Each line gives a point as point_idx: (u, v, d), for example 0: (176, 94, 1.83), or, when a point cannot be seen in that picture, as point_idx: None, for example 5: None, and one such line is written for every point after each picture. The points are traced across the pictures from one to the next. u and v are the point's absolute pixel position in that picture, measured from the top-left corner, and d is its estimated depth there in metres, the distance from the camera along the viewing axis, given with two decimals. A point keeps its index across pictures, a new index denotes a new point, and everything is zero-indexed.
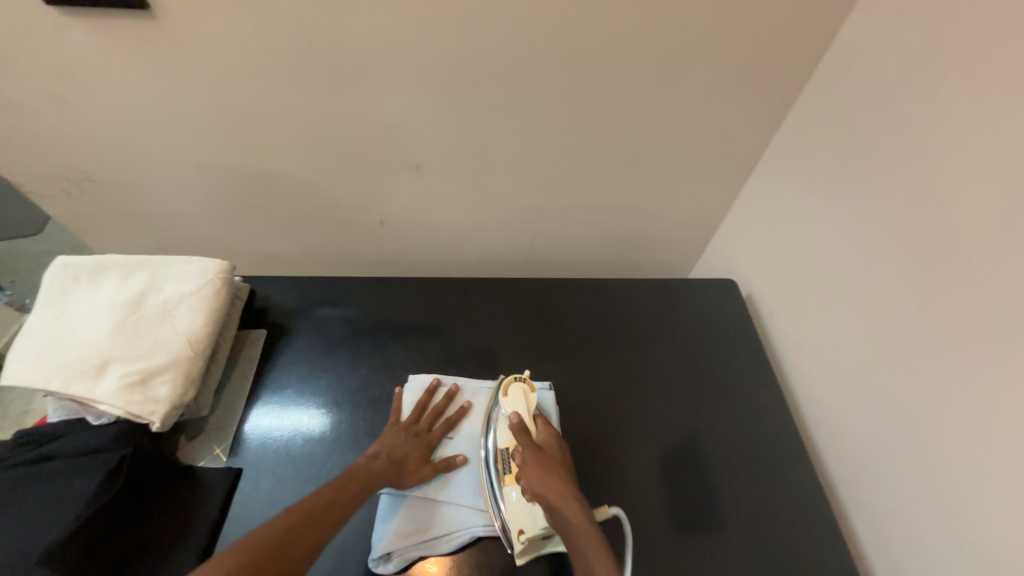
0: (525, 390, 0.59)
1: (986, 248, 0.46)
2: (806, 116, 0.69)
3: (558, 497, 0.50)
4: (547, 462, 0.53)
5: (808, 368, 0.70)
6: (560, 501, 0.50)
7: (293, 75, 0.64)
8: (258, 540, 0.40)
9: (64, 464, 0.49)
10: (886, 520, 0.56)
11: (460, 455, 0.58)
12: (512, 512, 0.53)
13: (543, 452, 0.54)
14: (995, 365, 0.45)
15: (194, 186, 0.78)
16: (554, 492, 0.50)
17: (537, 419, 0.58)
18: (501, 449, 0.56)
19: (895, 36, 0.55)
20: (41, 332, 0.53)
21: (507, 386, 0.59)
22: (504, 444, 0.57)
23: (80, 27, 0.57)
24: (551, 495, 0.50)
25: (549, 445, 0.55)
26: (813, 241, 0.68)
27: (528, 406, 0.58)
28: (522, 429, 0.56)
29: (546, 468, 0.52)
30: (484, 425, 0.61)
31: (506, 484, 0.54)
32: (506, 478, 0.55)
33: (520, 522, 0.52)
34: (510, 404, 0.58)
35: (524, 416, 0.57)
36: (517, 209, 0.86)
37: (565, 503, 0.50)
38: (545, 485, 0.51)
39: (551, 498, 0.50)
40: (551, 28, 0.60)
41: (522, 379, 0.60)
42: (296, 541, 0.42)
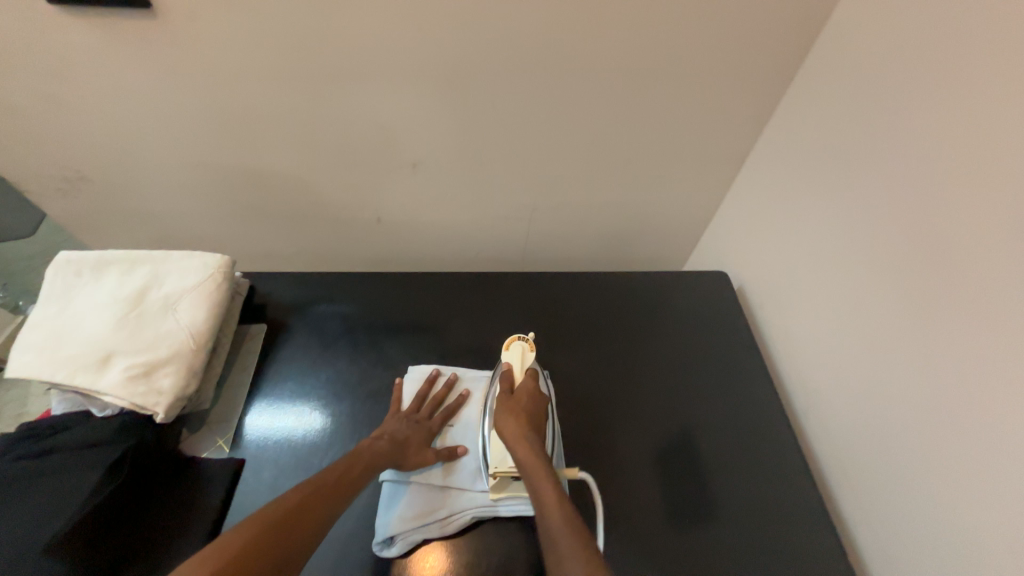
0: (524, 348, 0.62)
1: (967, 236, 0.48)
2: (794, 112, 0.71)
3: (517, 435, 0.53)
4: (518, 405, 0.56)
5: (799, 359, 0.71)
6: (518, 438, 0.53)
7: (290, 73, 0.65)
8: (264, 517, 0.42)
9: (65, 458, 0.49)
10: (875, 505, 0.58)
11: (462, 445, 0.59)
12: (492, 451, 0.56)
13: (519, 397, 0.58)
14: (977, 350, 0.47)
15: (192, 184, 0.79)
16: (514, 432, 0.54)
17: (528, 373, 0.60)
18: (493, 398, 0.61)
19: (879, 32, 0.56)
20: (45, 325, 0.54)
21: (509, 342, 0.63)
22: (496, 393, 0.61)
23: (79, 26, 0.58)
24: (512, 433, 0.54)
25: (523, 394, 0.58)
26: (801, 234, 0.69)
27: (522, 361, 0.61)
28: (505, 378, 0.60)
29: (513, 410, 0.56)
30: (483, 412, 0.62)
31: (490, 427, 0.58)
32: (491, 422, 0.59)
33: (496, 458, 0.55)
34: (507, 356, 0.61)
35: (514, 367, 0.61)
36: (512, 205, 0.87)
37: (521, 441, 0.53)
38: (508, 422, 0.55)
39: (511, 436, 0.53)
40: (545, 25, 0.62)
41: (523, 338, 0.63)
42: (300, 524, 0.43)
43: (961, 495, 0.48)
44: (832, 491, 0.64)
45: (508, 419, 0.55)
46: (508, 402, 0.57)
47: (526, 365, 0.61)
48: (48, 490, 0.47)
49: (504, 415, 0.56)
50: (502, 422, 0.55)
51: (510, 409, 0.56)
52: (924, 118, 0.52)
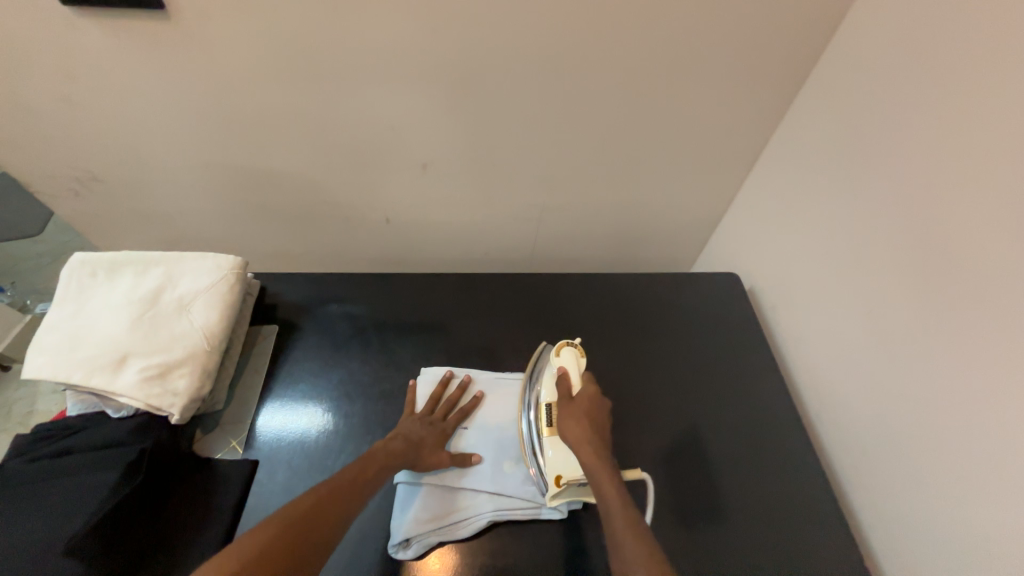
0: (575, 353, 0.61)
1: (980, 238, 0.47)
2: (805, 112, 0.70)
3: (582, 445, 0.52)
4: (579, 410, 0.55)
5: (810, 361, 0.71)
6: (583, 447, 0.52)
7: (298, 74, 0.65)
8: (290, 513, 0.43)
9: (84, 457, 0.50)
10: (888, 508, 0.57)
11: (476, 453, 0.59)
12: (552, 459, 0.55)
13: (580, 401, 0.56)
14: (990, 352, 0.46)
15: (201, 186, 0.79)
16: (579, 437, 0.53)
17: (585, 377, 0.59)
18: (545, 403, 0.59)
19: (892, 31, 0.56)
20: (60, 327, 0.54)
21: (560, 347, 0.62)
22: (547, 399, 0.59)
23: (91, 29, 0.58)
24: (577, 442, 0.53)
25: (584, 397, 0.56)
26: (812, 235, 0.69)
27: (577, 366, 0.59)
28: (561, 383, 0.58)
29: (578, 417, 0.55)
30: (520, 411, 0.62)
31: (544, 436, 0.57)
32: (546, 431, 0.57)
33: (558, 468, 0.55)
34: (559, 362, 0.60)
35: (570, 372, 0.59)
36: (521, 206, 0.86)
37: (587, 448, 0.52)
38: (573, 430, 0.54)
39: (575, 444, 0.53)
40: (556, 25, 0.61)
41: (573, 344, 0.62)
42: (320, 525, 0.43)
43: (974, 499, 0.47)
44: (844, 495, 0.64)
45: (572, 428, 0.54)
46: (569, 408, 0.56)
47: (582, 370, 0.60)
48: (65, 491, 0.47)
49: (568, 422, 0.55)
50: (565, 432, 0.54)
51: (573, 416, 0.55)
52: (936, 119, 0.51)
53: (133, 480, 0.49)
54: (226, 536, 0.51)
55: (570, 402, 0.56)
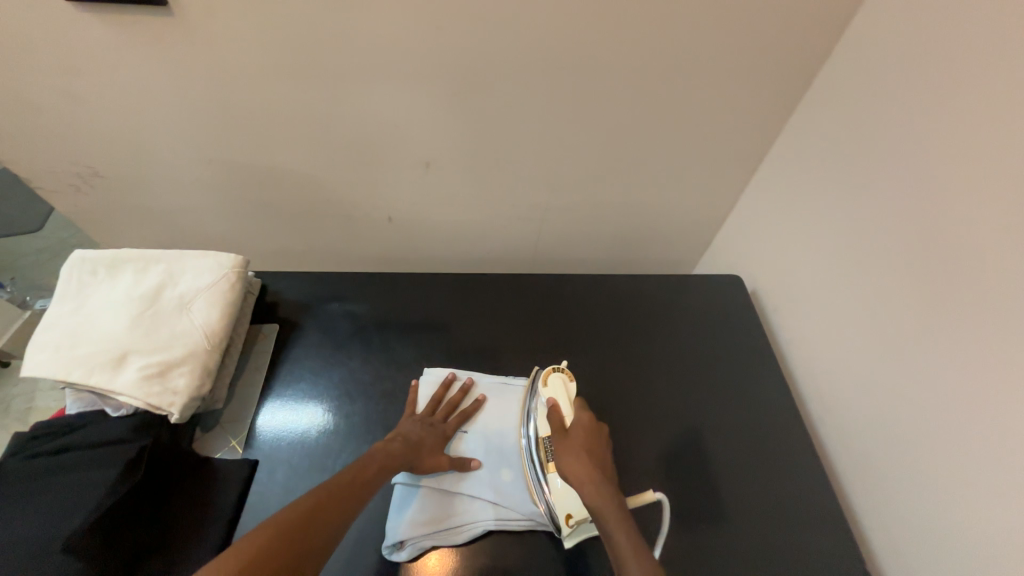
0: (564, 380, 0.60)
1: (989, 242, 0.47)
2: (810, 114, 0.70)
3: (585, 482, 0.51)
4: (577, 444, 0.54)
5: (813, 364, 0.70)
6: (587, 485, 0.50)
7: (301, 70, 0.64)
8: (287, 517, 0.42)
9: (83, 455, 0.49)
10: (891, 514, 0.57)
11: (476, 458, 0.58)
12: (559, 497, 0.54)
13: (576, 434, 0.55)
14: (996, 358, 0.46)
15: (202, 182, 0.79)
16: (581, 473, 0.51)
17: (577, 405, 0.58)
18: (542, 437, 0.58)
19: (900, 32, 0.55)
20: (60, 324, 0.53)
21: (547, 376, 0.61)
22: (544, 432, 0.58)
23: (92, 24, 0.57)
24: (579, 479, 0.51)
25: (579, 428, 0.55)
26: (817, 238, 0.68)
27: (568, 393, 0.59)
28: (555, 415, 0.57)
29: (576, 451, 0.53)
30: (521, 422, 0.62)
31: (549, 472, 0.56)
32: (549, 465, 0.56)
33: (567, 506, 0.53)
34: (550, 392, 0.59)
35: (560, 404, 0.58)
36: (524, 205, 0.86)
37: (591, 485, 0.50)
38: (573, 466, 0.52)
39: (578, 483, 0.51)
40: (561, 24, 0.61)
41: (560, 369, 0.62)
42: (316, 530, 0.42)
43: (979, 506, 0.47)
44: (847, 499, 0.63)
45: (572, 464, 0.52)
46: (565, 443, 0.54)
47: (572, 398, 0.59)
48: (64, 489, 0.47)
49: (567, 458, 0.53)
50: (567, 469, 0.52)
51: (571, 450, 0.54)
52: (944, 121, 0.50)
53: (134, 478, 0.49)
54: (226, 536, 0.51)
55: (567, 436, 0.55)
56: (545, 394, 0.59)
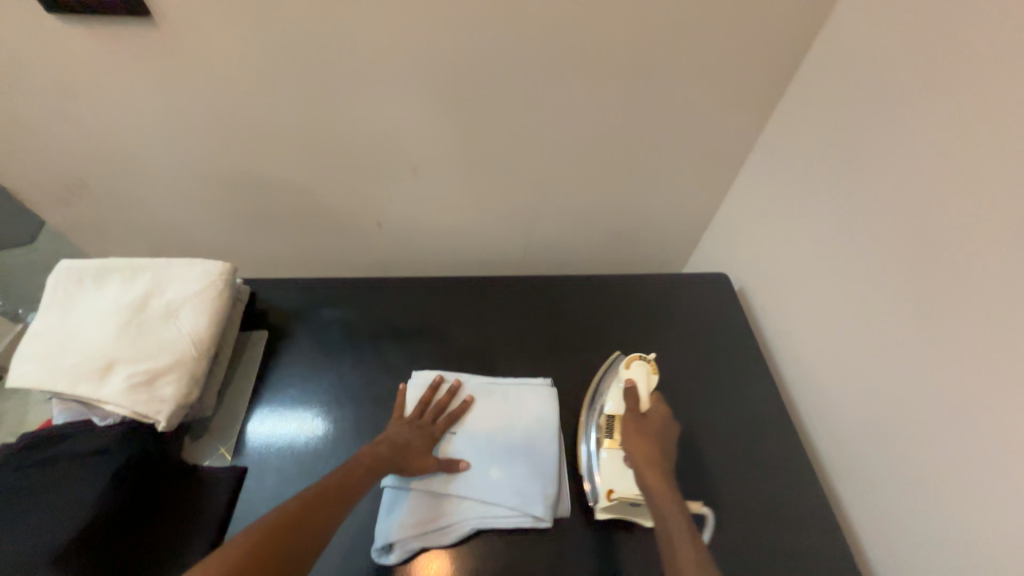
0: (648, 369, 0.60)
1: (968, 234, 0.47)
2: (793, 113, 0.71)
3: (646, 462, 0.54)
4: (650, 429, 0.57)
5: (800, 360, 0.71)
6: (647, 466, 0.53)
7: (288, 78, 0.65)
8: (267, 524, 0.42)
9: (70, 465, 0.49)
10: (880, 506, 0.57)
11: (463, 460, 0.58)
12: (607, 473, 0.56)
13: (650, 421, 0.58)
14: (977, 348, 0.47)
15: (192, 191, 0.79)
16: (645, 455, 0.54)
17: (653, 396, 0.60)
18: (609, 415, 0.60)
19: (876, 31, 0.56)
20: (47, 335, 0.53)
21: (630, 360, 0.61)
22: (611, 411, 0.60)
23: (80, 35, 0.58)
24: (644, 459, 0.54)
25: (655, 417, 0.58)
26: (801, 235, 0.69)
27: (647, 383, 0.59)
28: (631, 397, 0.58)
29: (647, 436, 0.56)
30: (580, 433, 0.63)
31: (602, 448, 0.59)
32: (607, 442, 0.58)
33: (610, 481, 0.56)
34: (631, 375, 0.60)
35: (638, 386, 0.59)
36: (513, 208, 0.87)
37: (653, 468, 0.53)
38: (640, 447, 0.55)
39: (639, 461, 0.54)
40: (544, 28, 0.62)
41: (644, 357, 0.61)
42: (299, 534, 0.43)
43: (966, 495, 0.47)
44: (836, 495, 0.64)
45: (638, 444, 0.55)
46: (636, 425, 0.57)
47: (651, 387, 0.60)
48: (52, 499, 0.47)
49: (634, 438, 0.56)
50: (630, 447, 0.55)
51: (640, 433, 0.57)
52: (922, 116, 0.51)
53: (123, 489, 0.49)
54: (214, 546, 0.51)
55: (641, 420, 0.58)
56: (624, 375, 0.60)
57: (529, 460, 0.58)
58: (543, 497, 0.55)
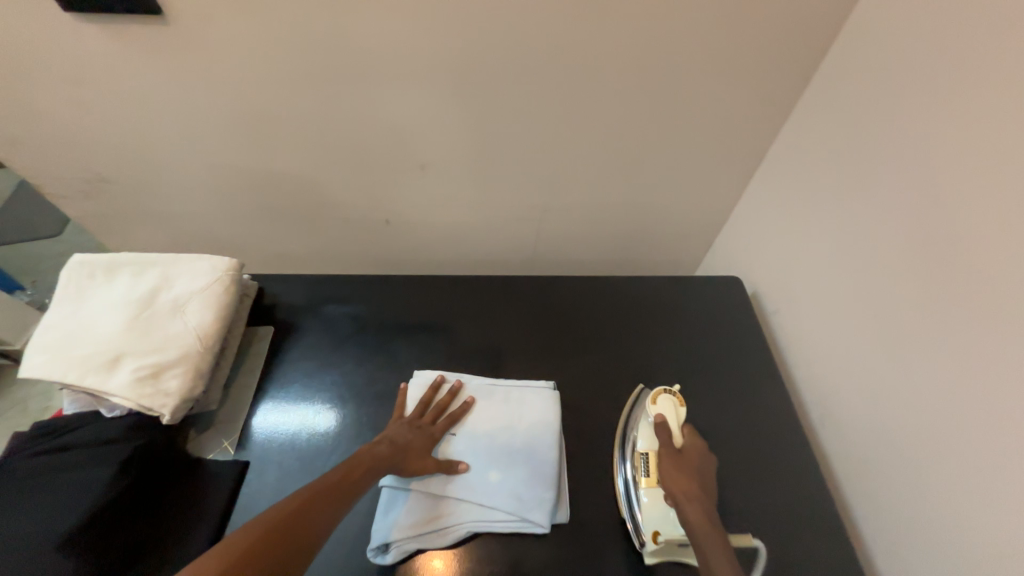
0: (674, 402, 0.61)
1: (991, 240, 0.44)
2: (812, 110, 0.67)
3: (688, 500, 0.53)
4: (689, 464, 0.56)
5: (815, 369, 0.68)
6: (689, 504, 0.52)
7: (295, 74, 0.65)
8: (270, 517, 0.42)
9: (79, 454, 0.50)
10: (893, 525, 0.54)
11: (463, 462, 0.58)
12: (648, 513, 0.54)
13: (686, 456, 0.57)
14: (997, 362, 0.43)
15: (203, 187, 0.80)
16: (686, 491, 0.53)
17: (684, 429, 0.60)
18: (643, 452, 0.58)
19: (899, 23, 0.53)
20: (59, 326, 0.55)
21: (656, 395, 0.61)
22: (645, 448, 0.59)
23: (93, 33, 0.59)
24: (685, 495, 0.53)
25: (691, 451, 0.57)
26: (817, 237, 0.66)
27: (676, 416, 0.60)
28: (663, 433, 0.58)
29: (686, 470, 0.55)
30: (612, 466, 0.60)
31: (641, 487, 0.56)
32: (644, 481, 0.56)
33: (654, 523, 0.53)
34: (658, 411, 0.60)
35: (668, 421, 0.59)
36: (521, 206, 0.85)
37: (696, 505, 0.52)
38: (681, 483, 0.54)
39: (682, 499, 0.53)
40: (551, 22, 0.60)
41: (670, 392, 0.62)
42: (305, 525, 0.43)
43: (983, 518, 0.44)
44: (849, 510, 0.61)
45: (679, 481, 0.54)
46: (674, 461, 0.56)
47: (680, 422, 0.60)
48: (60, 486, 0.48)
49: (674, 474, 0.55)
50: (672, 484, 0.54)
51: (678, 468, 0.55)
52: (946, 114, 0.48)
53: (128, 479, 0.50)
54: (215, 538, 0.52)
55: (679, 456, 0.57)
56: (653, 411, 0.60)
57: (529, 465, 0.58)
58: (542, 502, 0.55)
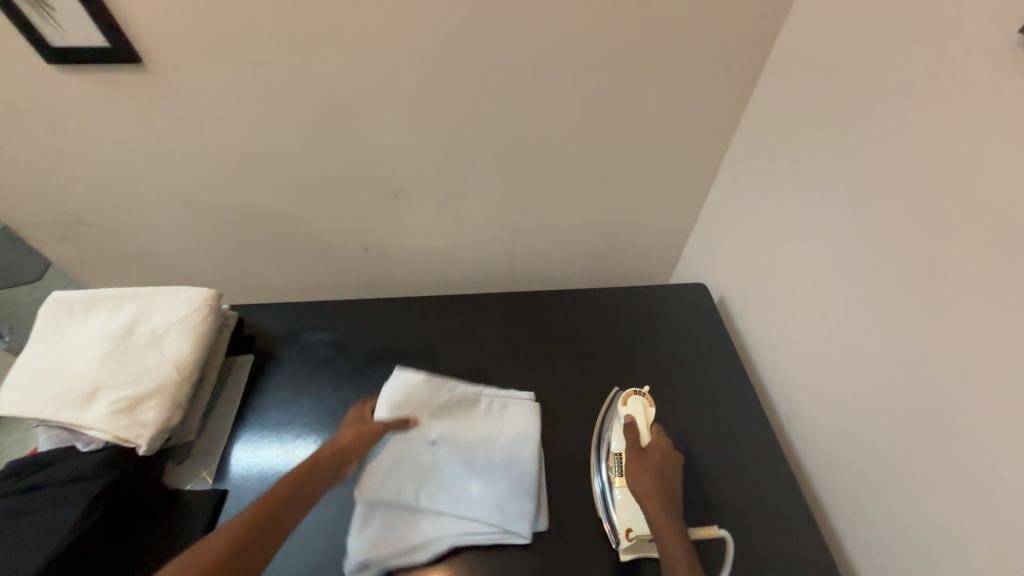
0: (644, 404, 0.61)
1: (923, 229, 0.49)
2: (757, 124, 0.73)
3: (650, 497, 0.53)
4: (651, 464, 0.56)
5: (781, 366, 0.71)
6: (650, 503, 0.53)
7: (273, 112, 0.69)
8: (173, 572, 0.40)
9: (50, 492, 0.50)
10: (869, 512, 0.56)
11: (412, 416, 0.63)
12: (622, 511, 0.56)
13: (652, 455, 0.57)
14: (944, 340, 0.47)
15: (184, 223, 0.82)
16: (648, 490, 0.54)
17: (653, 428, 0.60)
18: (616, 452, 0.60)
19: (826, 46, 0.59)
20: (34, 364, 0.55)
21: (626, 397, 0.62)
22: (617, 448, 0.60)
23: (78, 82, 0.62)
24: (646, 494, 0.53)
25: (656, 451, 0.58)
26: (773, 241, 0.70)
27: (646, 417, 0.60)
28: (631, 433, 0.59)
29: (648, 470, 0.55)
30: (590, 467, 0.62)
31: (615, 486, 0.58)
32: (617, 481, 0.58)
33: (627, 520, 0.55)
34: (628, 413, 0.60)
35: (638, 422, 0.60)
36: (495, 228, 0.89)
37: (656, 503, 0.53)
38: (642, 483, 0.54)
39: (642, 498, 0.53)
40: (509, 56, 0.65)
41: (640, 393, 0.62)
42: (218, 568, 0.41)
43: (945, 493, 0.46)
44: (825, 501, 0.63)
45: (642, 481, 0.55)
46: (639, 461, 0.56)
47: (650, 421, 0.60)
48: (30, 526, 0.48)
49: (637, 474, 0.55)
50: (634, 483, 0.55)
51: (643, 468, 0.56)
52: (874, 121, 0.53)
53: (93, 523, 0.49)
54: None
55: (643, 456, 0.57)
56: (623, 412, 0.61)
57: (509, 476, 0.58)
58: (524, 513, 0.55)
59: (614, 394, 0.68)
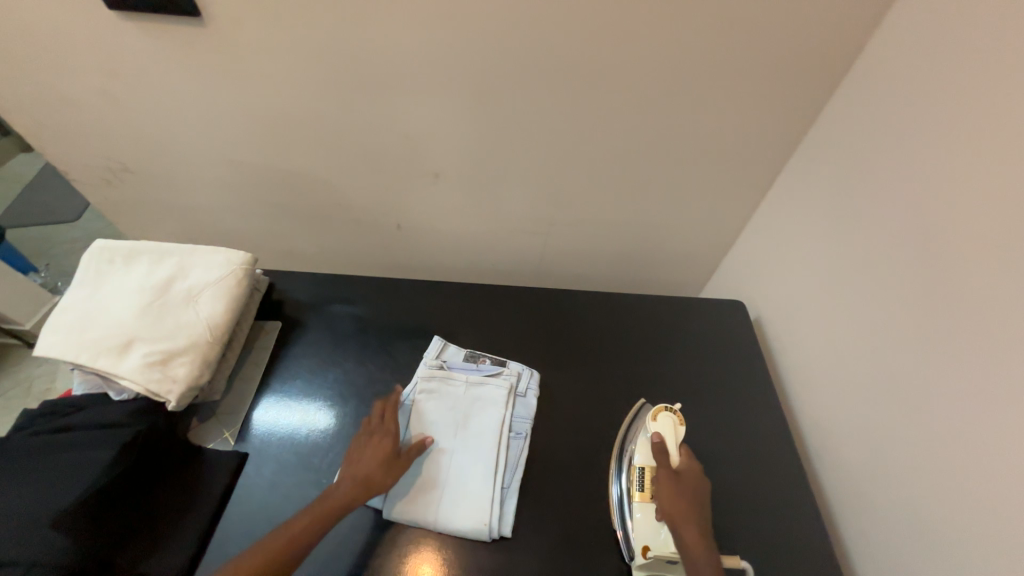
0: (674, 422, 0.59)
1: (986, 279, 0.45)
2: (820, 140, 0.68)
3: (682, 522, 0.53)
4: (684, 486, 0.55)
5: (812, 396, 0.68)
6: (683, 526, 0.53)
7: (318, 78, 0.67)
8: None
9: (83, 435, 0.52)
10: (889, 559, 0.54)
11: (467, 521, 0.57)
12: (640, 527, 0.55)
13: (684, 475, 0.56)
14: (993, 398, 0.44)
15: (223, 182, 0.83)
16: (682, 513, 0.53)
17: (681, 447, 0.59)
18: (638, 467, 0.58)
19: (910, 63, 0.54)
20: (75, 308, 0.56)
21: (656, 412, 0.59)
22: (641, 463, 0.59)
23: (133, 30, 0.62)
24: (681, 518, 0.53)
25: (687, 471, 0.57)
26: (818, 263, 0.67)
27: (674, 436, 0.58)
28: (660, 452, 0.57)
29: (684, 493, 0.55)
30: (608, 476, 0.61)
31: (634, 501, 0.57)
32: (637, 495, 0.57)
33: (644, 538, 0.54)
34: (658, 430, 0.58)
35: (666, 441, 0.58)
36: (530, 219, 0.87)
37: (689, 527, 0.52)
38: (677, 508, 0.53)
39: (677, 521, 0.53)
40: (568, 43, 0.62)
41: (671, 410, 0.60)
42: None
43: (975, 552, 0.44)
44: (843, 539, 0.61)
45: (675, 503, 0.54)
46: (672, 482, 0.55)
47: (679, 440, 0.58)
48: (63, 465, 0.50)
49: (670, 496, 0.54)
50: (667, 506, 0.54)
51: (677, 490, 0.55)
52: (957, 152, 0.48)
53: (98, 481, 0.49)
54: (201, 543, 0.52)
55: (677, 477, 0.56)
56: (652, 429, 0.59)
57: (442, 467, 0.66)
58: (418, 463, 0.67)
59: (638, 406, 0.67)
